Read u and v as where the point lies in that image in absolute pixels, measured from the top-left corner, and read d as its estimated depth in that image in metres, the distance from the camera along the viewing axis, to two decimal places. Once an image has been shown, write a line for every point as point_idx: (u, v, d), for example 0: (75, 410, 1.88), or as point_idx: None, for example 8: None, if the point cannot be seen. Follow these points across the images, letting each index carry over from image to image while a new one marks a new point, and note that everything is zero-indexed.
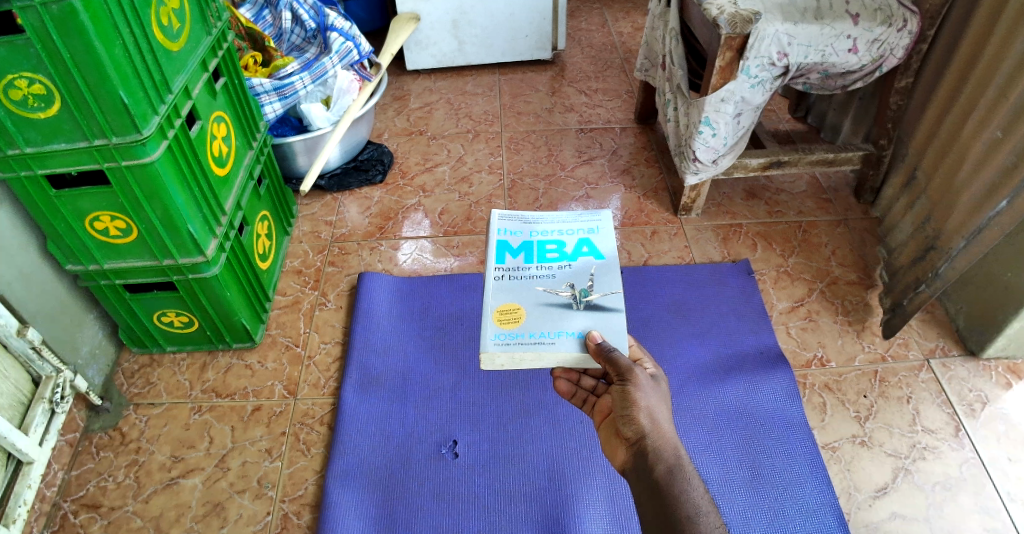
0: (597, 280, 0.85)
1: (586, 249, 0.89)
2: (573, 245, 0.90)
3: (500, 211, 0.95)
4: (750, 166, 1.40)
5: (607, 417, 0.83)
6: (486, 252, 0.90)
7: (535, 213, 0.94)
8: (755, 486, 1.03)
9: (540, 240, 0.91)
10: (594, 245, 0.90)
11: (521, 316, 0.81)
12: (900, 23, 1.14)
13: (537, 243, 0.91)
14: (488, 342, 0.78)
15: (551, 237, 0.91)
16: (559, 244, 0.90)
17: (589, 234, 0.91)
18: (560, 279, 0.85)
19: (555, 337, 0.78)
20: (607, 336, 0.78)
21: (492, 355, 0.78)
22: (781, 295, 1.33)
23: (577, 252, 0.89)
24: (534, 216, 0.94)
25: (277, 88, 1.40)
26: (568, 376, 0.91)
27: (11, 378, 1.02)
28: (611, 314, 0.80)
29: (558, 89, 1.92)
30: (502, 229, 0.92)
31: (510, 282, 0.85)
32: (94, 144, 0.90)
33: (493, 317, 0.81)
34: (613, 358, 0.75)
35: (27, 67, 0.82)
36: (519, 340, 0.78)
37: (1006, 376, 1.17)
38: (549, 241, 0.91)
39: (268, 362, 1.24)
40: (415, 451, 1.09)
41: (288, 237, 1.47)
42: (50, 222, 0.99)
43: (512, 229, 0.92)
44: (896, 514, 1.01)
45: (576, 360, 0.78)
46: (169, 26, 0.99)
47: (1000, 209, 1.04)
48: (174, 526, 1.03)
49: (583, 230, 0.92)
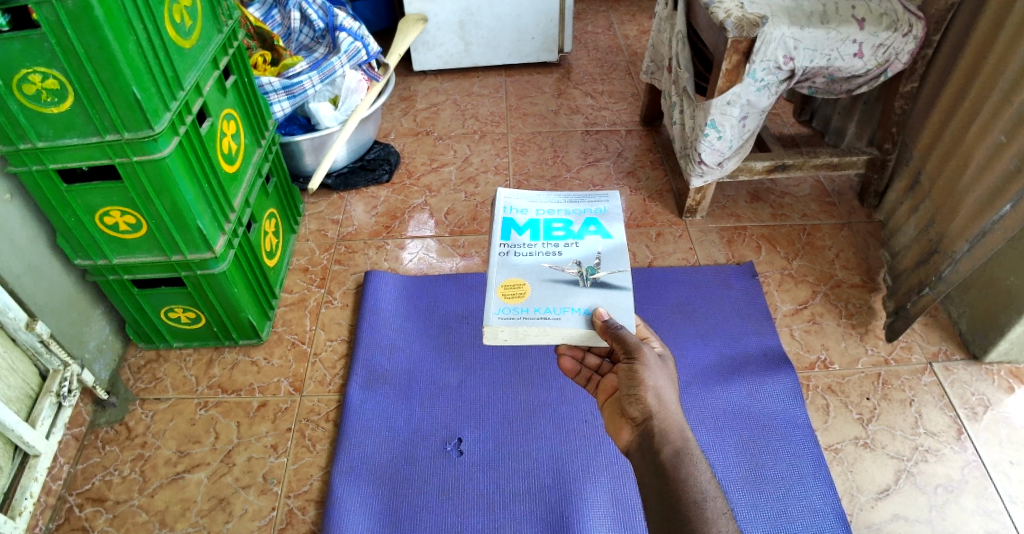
0: (604, 258, 0.85)
1: (593, 228, 0.90)
2: (580, 225, 0.91)
3: (506, 191, 0.97)
4: (755, 168, 1.41)
5: (611, 396, 0.83)
6: (492, 228, 0.91)
7: (539, 194, 0.96)
8: (766, 487, 1.04)
9: (546, 219, 0.92)
10: (601, 226, 0.90)
11: (526, 291, 0.81)
12: (906, 28, 1.15)
13: (543, 222, 0.92)
14: (492, 316, 0.79)
15: (556, 216, 0.93)
16: (566, 223, 0.91)
17: (596, 216, 0.92)
18: (567, 257, 0.86)
19: (560, 313, 0.79)
20: (614, 313, 0.78)
21: (495, 329, 0.78)
22: (785, 297, 1.34)
23: (583, 231, 0.90)
24: (542, 199, 0.95)
25: (286, 87, 1.41)
26: (572, 354, 0.92)
27: (19, 371, 1.02)
28: (618, 291, 0.81)
29: (564, 90, 1.93)
30: (508, 207, 0.94)
31: (513, 259, 0.86)
32: (106, 139, 0.90)
33: (498, 291, 0.82)
34: (620, 335, 0.75)
35: (41, 62, 0.83)
36: (524, 315, 0.79)
37: (1008, 380, 1.18)
38: (555, 220, 0.92)
39: (274, 358, 1.24)
40: (420, 447, 1.09)
41: (294, 235, 1.47)
42: (60, 216, 1.00)
43: (518, 208, 0.94)
44: (898, 516, 1.02)
45: (583, 336, 0.79)
46: (182, 22, 1.00)
47: (1003, 213, 1.05)
48: (179, 521, 1.03)
49: (590, 212, 0.93)
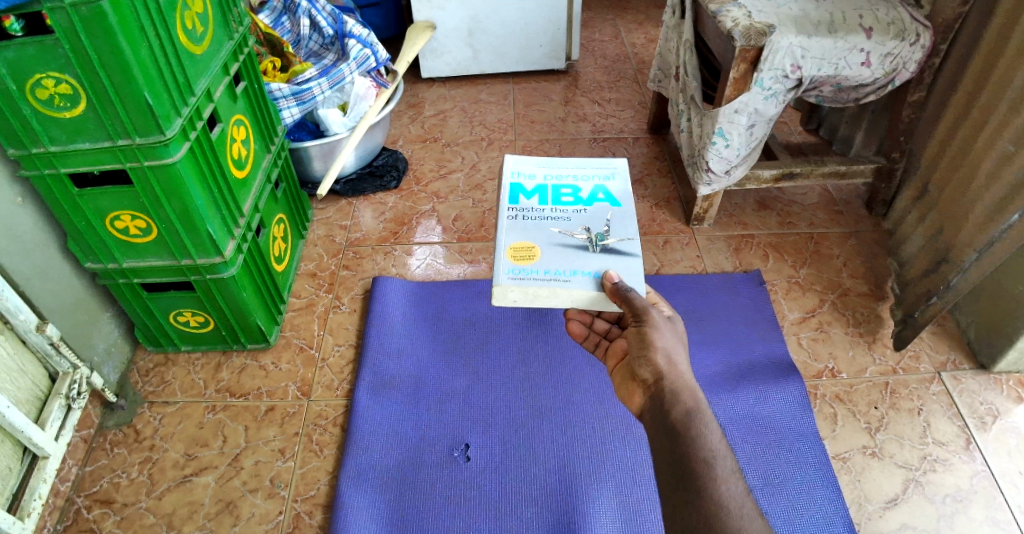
0: (613, 225, 0.86)
1: (600, 195, 0.92)
2: (587, 192, 0.92)
3: (514, 157, 0.99)
4: (763, 177, 1.41)
5: (619, 362, 0.84)
6: (500, 194, 0.92)
7: (548, 160, 0.98)
8: (785, 489, 1.04)
9: (554, 184, 0.93)
10: (609, 193, 0.92)
11: (535, 254, 0.82)
12: (913, 37, 1.16)
13: (552, 187, 0.93)
14: (503, 277, 0.80)
15: (565, 183, 0.94)
16: (574, 190, 0.93)
17: (604, 182, 0.94)
18: (576, 223, 0.87)
19: (570, 276, 0.80)
20: (625, 275, 0.80)
21: (506, 289, 0.79)
22: (792, 305, 1.34)
23: (592, 198, 0.91)
24: (550, 166, 0.96)
25: (295, 93, 1.42)
26: (581, 319, 0.94)
27: (29, 374, 1.03)
28: (628, 256, 0.82)
29: (571, 98, 1.94)
30: (516, 174, 0.95)
31: (523, 222, 0.86)
32: (118, 143, 0.91)
33: (508, 253, 0.82)
34: (629, 296, 0.76)
35: (55, 67, 0.84)
36: (534, 276, 0.80)
37: (1017, 390, 1.17)
38: (563, 186, 0.93)
39: (283, 363, 1.25)
40: (426, 452, 1.10)
41: (303, 241, 1.48)
42: (71, 219, 1.01)
43: (525, 174, 0.95)
44: (907, 525, 1.01)
45: (593, 299, 0.80)
46: (194, 29, 1.01)
47: (1012, 222, 1.04)
48: (187, 524, 1.04)
49: (598, 179, 0.95)
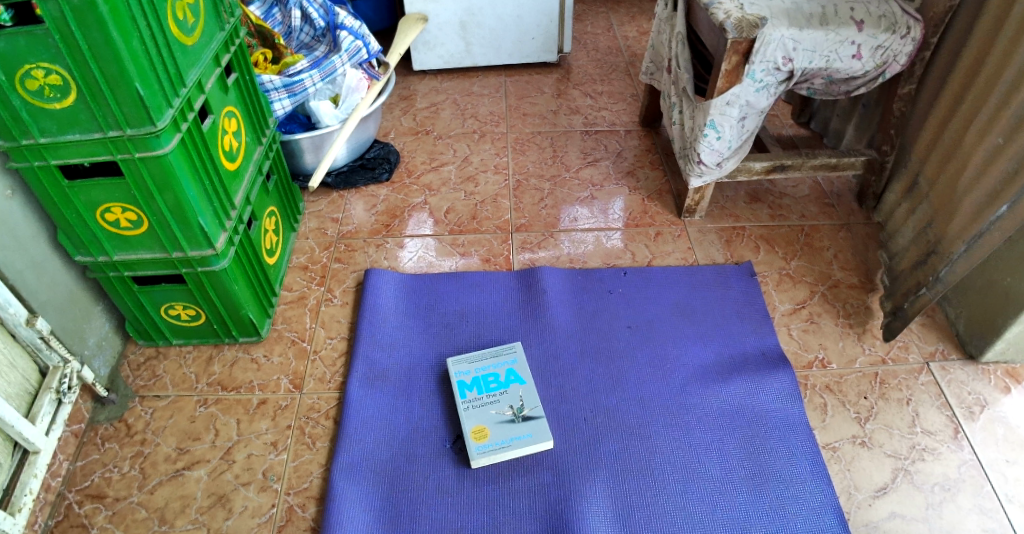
0: (525, 397, 1.13)
1: (513, 376, 1.16)
2: (504, 376, 1.16)
3: (453, 357, 1.20)
4: (754, 169, 1.41)
5: None
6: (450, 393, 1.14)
7: (473, 354, 1.20)
8: (758, 484, 1.04)
9: (483, 375, 1.16)
10: (518, 373, 1.16)
11: None
12: (904, 30, 1.16)
13: (481, 380, 1.16)
14: None
15: (488, 371, 1.17)
16: (495, 377, 1.16)
17: (512, 364, 1.18)
18: (501, 402, 1.12)
19: None
20: None
21: None
22: (783, 297, 1.34)
23: (507, 380, 1.15)
24: (477, 358, 1.19)
25: (287, 85, 1.41)
26: None
27: (20, 368, 1.02)
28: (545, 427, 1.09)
29: (564, 91, 1.94)
30: (458, 373, 1.17)
31: (470, 412, 1.11)
32: (108, 135, 0.91)
33: None
34: None
35: (46, 57, 0.83)
36: None
37: (1004, 380, 1.19)
38: (489, 378, 1.16)
39: (274, 355, 1.24)
40: (420, 444, 1.10)
41: (294, 233, 1.47)
42: (62, 212, 1.00)
43: (462, 370, 1.17)
44: (896, 514, 1.02)
45: None
46: (185, 20, 1.00)
47: (1001, 214, 1.05)
48: (179, 517, 1.03)
49: (507, 362, 1.18)
